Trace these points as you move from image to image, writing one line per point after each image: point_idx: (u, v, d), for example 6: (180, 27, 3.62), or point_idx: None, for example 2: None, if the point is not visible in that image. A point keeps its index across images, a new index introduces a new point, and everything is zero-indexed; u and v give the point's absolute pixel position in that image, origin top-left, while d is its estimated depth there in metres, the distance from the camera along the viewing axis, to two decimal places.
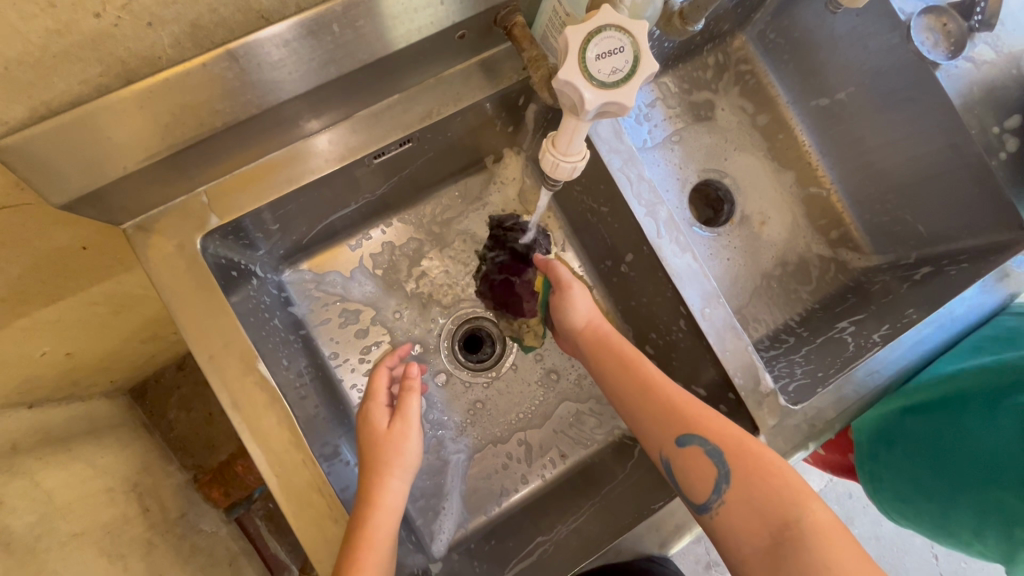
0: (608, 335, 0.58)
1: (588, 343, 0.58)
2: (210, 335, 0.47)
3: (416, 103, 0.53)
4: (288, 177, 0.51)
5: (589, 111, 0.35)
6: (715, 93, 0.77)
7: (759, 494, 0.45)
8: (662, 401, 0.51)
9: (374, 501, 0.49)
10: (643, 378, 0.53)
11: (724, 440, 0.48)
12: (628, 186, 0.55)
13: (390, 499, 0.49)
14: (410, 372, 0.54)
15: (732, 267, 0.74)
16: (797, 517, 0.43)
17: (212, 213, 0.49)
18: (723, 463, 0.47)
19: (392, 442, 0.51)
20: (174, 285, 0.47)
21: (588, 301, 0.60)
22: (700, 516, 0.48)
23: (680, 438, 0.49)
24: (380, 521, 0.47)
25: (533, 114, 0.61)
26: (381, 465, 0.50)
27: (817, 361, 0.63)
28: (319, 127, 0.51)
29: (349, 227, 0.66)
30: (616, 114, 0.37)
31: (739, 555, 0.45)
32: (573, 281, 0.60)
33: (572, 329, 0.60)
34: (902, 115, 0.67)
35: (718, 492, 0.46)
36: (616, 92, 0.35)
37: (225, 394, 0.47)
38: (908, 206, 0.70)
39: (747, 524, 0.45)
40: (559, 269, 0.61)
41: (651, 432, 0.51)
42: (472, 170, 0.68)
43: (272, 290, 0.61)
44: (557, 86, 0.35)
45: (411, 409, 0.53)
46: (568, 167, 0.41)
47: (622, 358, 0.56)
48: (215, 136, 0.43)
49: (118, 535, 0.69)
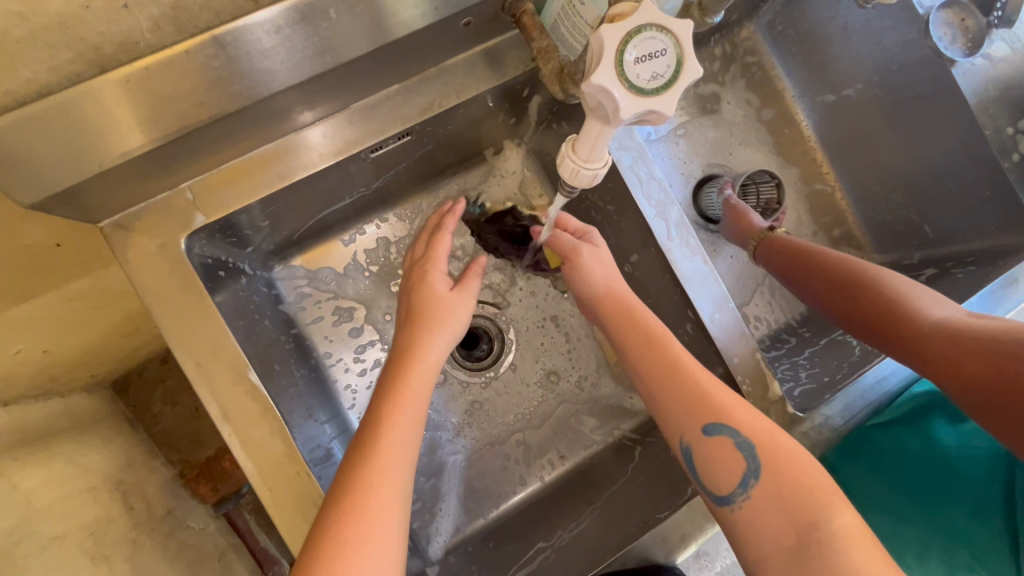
0: (634, 302, 0.53)
1: (606, 308, 0.54)
2: (197, 341, 0.45)
3: (416, 94, 0.50)
4: (279, 172, 0.48)
5: (624, 118, 0.34)
6: (721, 86, 0.74)
7: (789, 490, 0.41)
8: (688, 384, 0.47)
9: (418, 353, 0.47)
10: (669, 357, 0.49)
11: (756, 433, 0.44)
12: (637, 185, 0.53)
13: (432, 356, 0.47)
14: (478, 262, 0.54)
15: (736, 263, 0.73)
16: (829, 520, 0.39)
17: (197, 211, 0.46)
18: (753, 457, 0.44)
19: (439, 304, 0.50)
20: (157, 288, 0.44)
21: (600, 262, 0.54)
22: (720, 509, 0.45)
23: (707, 427, 0.45)
24: (419, 375, 0.46)
25: (537, 106, 0.58)
26: (428, 322, 0.49)
27: (821, 364, 0.62)
28: (314, 119, 0.48)
29: (342, 222, 0.63)
30: (652, 123, 0.35)
31: (757, 552, 0.41)
32: (581, 246, 0.54)
33: (589, 296, 0.55)
34: (914, 112, 0.65)
35: (744, 486, 0.43)
36: (656, 100, 0.33)
37: (213, 403, 0.44)
38: (914, 205, 0.69)
39: (771, 523, 0.41)
40: (563, 238, 0.55)
41: (674, 415, 0.48)
42: (471, 163, 0.66)
43: (262, 288, 0.58)
44: (587, 90, 0.34)
45: (472, 287, 0.52)
46: (588, 174, 0.39)
47: (647, 334, 0.51)
48: (202, 129, 0.39)
49: (102, 535, 0.66)
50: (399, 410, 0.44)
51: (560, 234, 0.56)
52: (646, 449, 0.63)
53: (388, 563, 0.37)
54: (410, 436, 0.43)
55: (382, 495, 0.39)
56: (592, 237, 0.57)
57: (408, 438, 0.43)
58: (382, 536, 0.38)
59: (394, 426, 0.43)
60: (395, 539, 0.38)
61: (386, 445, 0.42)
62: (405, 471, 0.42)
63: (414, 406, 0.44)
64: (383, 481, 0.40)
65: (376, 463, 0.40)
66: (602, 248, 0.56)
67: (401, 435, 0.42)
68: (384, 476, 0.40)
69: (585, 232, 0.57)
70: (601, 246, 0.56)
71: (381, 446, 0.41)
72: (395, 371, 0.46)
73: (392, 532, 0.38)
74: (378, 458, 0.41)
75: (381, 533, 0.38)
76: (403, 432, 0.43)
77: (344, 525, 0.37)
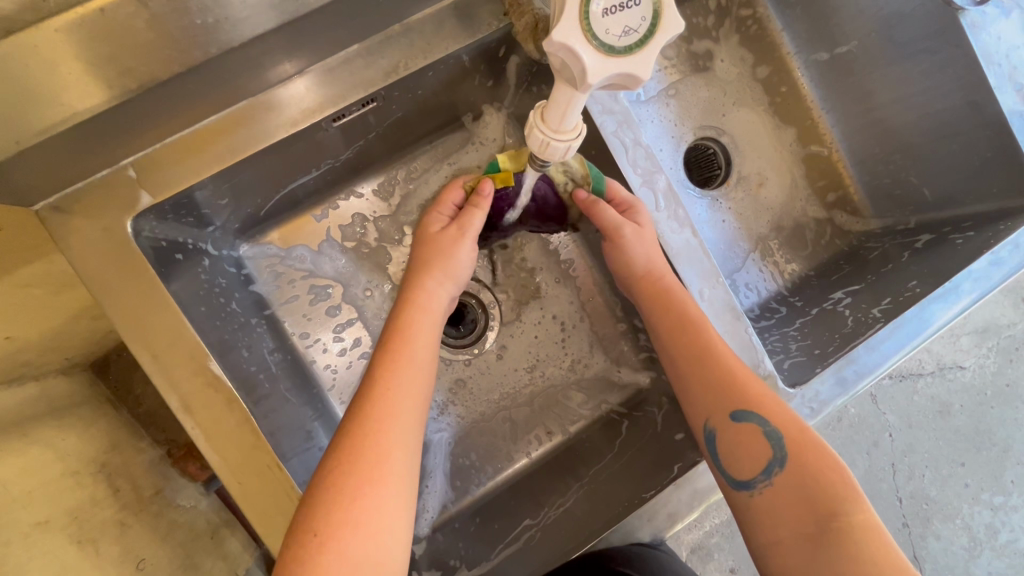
0: (668, 285, 0.51)
1: (639, 282, 0.52)
2: (153, 331, 0.42)
3: (380, 55, 0.46)
4: (234, 145, 0.44)
5: (592, 83, 0.31)
6: (715, 42, 0.70)
7: (814, 482, 0.43)
8: (722, 372, 0.48)
9: (423, 308, 0.49)
10: (701, 342, 0.49)
11: (786, 425, 0.46)
12: (623, 152, 0.50)
13: (436, 311, 0.49)
14: (483, 190, 0.51)
15: (728, 229, 0.70)
16: (847, 511, 0.42)
17: (141, 190, 0.42)
18: (781, 448, 0.45)
19: (447, 251, 0.50)
20: (104, 276, 0.42)
21: (646, 240, 0.51)
22: (735, 492, 0.46)
23: (736, 414, 0.47)
24: (418, 327, 0.48)
25: (515, 68, 0.54)
26: (433, 271, 0.50)
27: (813, 336, 0.60)
28: (294, 71, 0.44)
29: (314, 195, 0.59)
30: (623, 86, 0.32)
31: (770, 534, 0.44)
32: (624, 226, 0.51)
33: (625, 270, 0.53)
34: (918, 67, 0.62)
35: (768, 474, 0.45)
36: (625, 61, 0.30)
37: (175, 396, 0.42)
38: (913, 167, 0.66)
39: (791, 509, 0.43)
40: (605, 213, 0.51)
41: (701, 397, 0.49)
42: (449, 129, 0.62)
43: (229, 268, 0.55)
44: (550, 50, 0.30)
45: (472, 224, 0.50)
46: (560, 147, 0.36)
47: (681, 314, 0.50)
48: (137, 100, 0.36)
49: (87, 520, 0.62)
50: (405, 368, 0.45)
51: (603, 205, 0.52)
52: (634, 423, 0.62)
53: (396, 513, 0.40)
54: (419, 394, 0.45)
55: (387, 452, 0.41)
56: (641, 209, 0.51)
57: (416, 397, 0.45)
58: (391, 486, 0.40)
59: (398, 382, 0.44)
60: (404, 491, 0.41)
61: (392, 400, 0.43)
62: (412, 427, 0.44)
63: (417, 372, 0.46)
64: (388, 441, 0.42)
65: (381, 421, 0.42)
66: (648, 226, 0.51)
67: (408, 391, 0.44)
68: (390, 433, 0.42)
69: (630, 205, 0.51)
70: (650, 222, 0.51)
71: (385, 402, 0.43)
72: (399, 326, 0.47)
73: (400, 485, 0.41)
74: (385, 416, 0.43)
75: (389, 483, 0.40)
76: (407, 388, 0.44)
77: (350, 476, 0.40)
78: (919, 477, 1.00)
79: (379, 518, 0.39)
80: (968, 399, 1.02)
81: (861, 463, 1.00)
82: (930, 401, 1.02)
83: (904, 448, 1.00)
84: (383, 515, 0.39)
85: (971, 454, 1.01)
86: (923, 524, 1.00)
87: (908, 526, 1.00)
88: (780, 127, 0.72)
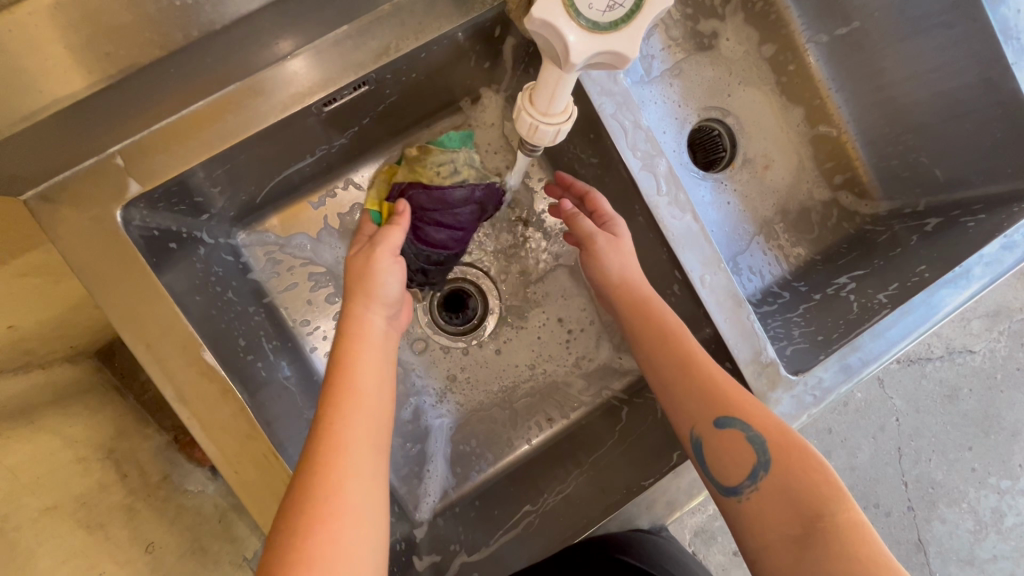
0: (645, 297, 0.52)
1: (619, 297, 0.53)
2: (146, 322, 0.42)
3: (370, 36, 0.45)
4: (222, 131, 0.43)
5: (576, 63, 0.30)
6: (721, 21, 0.68)
7: (801, 487, 0.43)
8: (704, 380, 0.48)
9: (358, 332, 0.46)
10: (683, 351, 0.49)
11: (769, 429, 0.45)
12: (621, 135, 0.49)
13: (373, 335, 0.46)
14: (400, 209, 0.51)
15: (732, 212, 0.69)
16: (831, 510, 0.41)
17: (129, 178, 0.42)
18: (764, 452, 0.45)
19: (366, 272, 0.47)
20: (95, 268, 0.42)
21: (620, 250, 0.53)
22: (726, 499, 0.46)
23: (720, 420, 0.46)
24: (362, 345, 0.45)
25: (511, 50, 0.53)
26: (359, 294, 0.47)
27: (817, 322, 0.59)
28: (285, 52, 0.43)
29: (310, 182, 0.58)
30: (610, 66, 0.31)
31: (761, 539, 0.43)
32: (597, 234, 0.53)
33: (602, 282, 0.55)
34: (931, 44, 0.60)
35: (754, 478, 0.44)
36: (612, 36, 0.29)
37: (169, 386, 0.42)
38: (923, 148, 0.64)
39: (778, 512, 0.43)
40: (581, 222, 0.54)
41: (684, 405, 0.48)
42: (446, 113, 0.60)
43: (226, 257, 0.54)
44: (533, 28, 0.30)
45: (391, 241, 0.49)
46: (549, 130, 0.35)
47: (661, 328, 0.50)
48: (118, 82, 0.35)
49: (97, 504, 0.63)
50: (354, 392, 0.43)
51: (580, 215, 0.54)
52: (634, 410, 0.62)
53: (357, 544, 0.37)
54: (371, 416, 0.43)
55: (340, 482, 0.39)
56: (617, 224, 0.54)
57: (373, 407, 0.43)
58: (350, 515, 0.38)
59: (347, 402, 0.42)
60: (363, 517, 0.38)
61: (339, 431, 0.41)
62: (365, 451, 0.41)
63: (369, 384, 0.44)
64: (337, 470, 0.39)
65: (328, 443, 0.40)
66: (622, 238, 0.53)
67: (359, 408, 0.42)
68: (341, 463, 0.39)
69: (606, 220, 0.54)
70: (625, 234, 0.54)
71: (331, 434, 0.40)
72: (339, 354, 0.45)
73: (357, 513, 0.38)
74: (334, 446, 0.40)
75: (344, 517, 0.38)
76: (356, 406, 0.42)
77: (301, 510, 0.37)
78: (926, 460, 1.00)
79: (336, 548, 0.36)
80: (977, 382, 1.01)
81: (866, 447, 0.99)
82: (938, 384, 1.01)
83: (908, 432, 1.00)
84: (342, 551, 0.36)
85: (978, 437, 1.00)
86: (928, 507, 1.00)
87: (914, 509, 1.00)
88: (787, 107, 0.70)
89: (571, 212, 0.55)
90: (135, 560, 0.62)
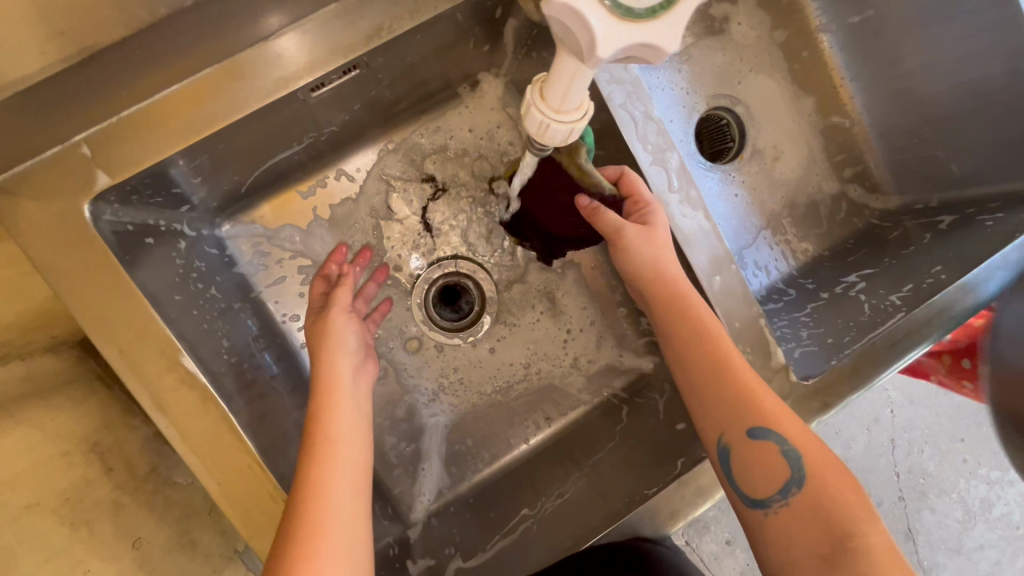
0: (682, 292, 0.47)
1: (650, 288, 0.47)
2: (119, 325, 0.39)
3: (362, 16, 0.41)
4: (199, 120, 0.39)
5: (604, 56, 0.27)
6: (734, 4, 0.65)
7: (832, 505, 0.41)
8: (739, 391, 0.45)
9: (329, 383, 0.46)
10: (720, 357, 0.46)
11: (806, 445, 0.44)
12: (630, 125, 0.46)
13: (344, 381, 0.47)
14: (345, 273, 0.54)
15: (740, 204, 0.66)
16: (864, 534, 0.40)
17: (98, 169, 0.39)
18: (800, 468, 0.43)
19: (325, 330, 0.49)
20: (62, 267, 0.39)
21: (650, 242, 0.46)
22: (749, 511, 0.44)
23: (755, 431, 0.44)
24: (337, 396, 0.45)
25: (513, 31, 0.50)
26: (325, 349, 0.48)
27: (826, 322, 0.57)
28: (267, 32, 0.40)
29: (299, 170, 0.55)
30: (644, 61, 0.28)
31: (785, 555, 0.41)
32: (625, 226, 0.46)
33: (633, 275, 0.49)
34: (955, 32, 0.57)
35: (785, 493, 0.43)
36: (646, 27, 0.26)
37: (146, 394, 0.40)
38: (941, 142, 0.61)
39: (805, 529, 0.41)
40: (605, 217, 0.47)
41: (716, 414, 0.45)
42: (443, 98, 0.57)
43: (209, 250, 0.51)
44: (555, 16, 0.26)
45: (342, 300, 0.51)
46: (561, 129, 0.32)
47: (700, 331, 0.46)
48: None
49: (81, 499, 0.59)
50: (328, 436, 0.43)
51: (603, 210, 0.47)
52: (635, 410, 0.60)
53: None
54: (350, 458, 0.42)
55: (322, 523, 0.38)
56: (651, 212, 0.47)
57: (352, 452, 0.43)
58: (330, 554, 0.37)
59: (327, 452, 0.42)
60: (348, 556, 0.38)
61: (315, 476, 0.40)
62: (346, 491, 0.40)
63: (343, 432, 0.43)
64: (313, 518, 0.38)
65: (308, 489, 0.39)
66: (654, 228, 0.47)
67: (342, 453, 0.42)
68: (323, 507, 0.39)
69: (641, 208, 0.47)
70: (657, 224, 0.47)
71: (307, 482, 0.40)
72: (315, 403, 0.45)
73: (341, 550, 0.38)
74: (313, 490, 0.39)
75: (325, 556, 0.37)
76: (337, 452, 0.42)
77: (278, 558, 0.37)
78: (919, 452, 0.99)
79: None
80: None
81: (861, 439, 0.99)
82: None
83: (903, 425, 0.99)
84: None
85: (972, 430, 1.00)
86: (919, 498, 1.00)
87: (905, 500, 1.00)
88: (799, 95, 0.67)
89: (591, 207, 0.48)
90: (122, 556, 0.60)
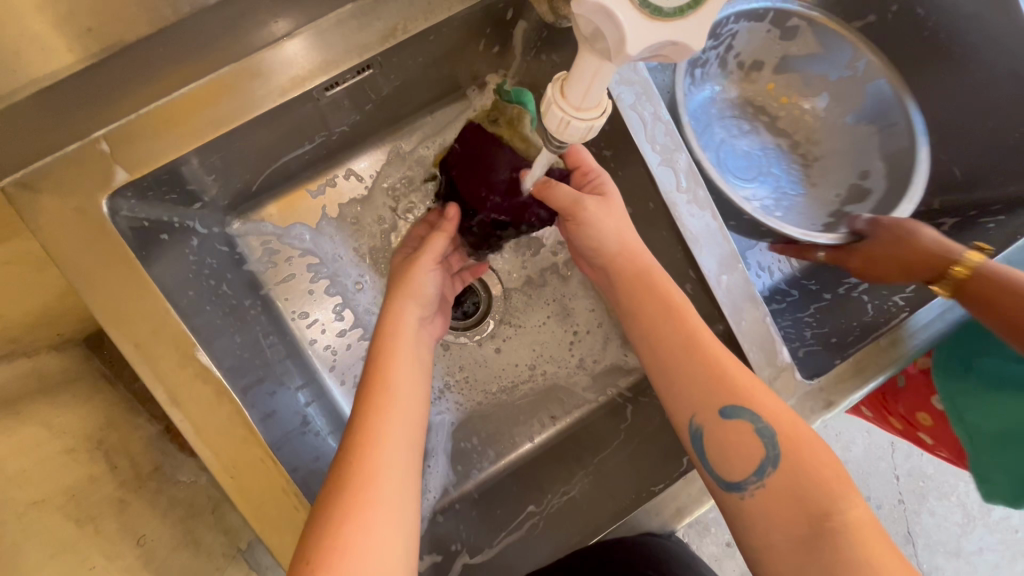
0: (646, 267, 0.49)
1: (619, 274, 0.50)
2: (135, 319, 0.40)
3: (375, 17, 0.42)
4: (215, 117, 0.40)
5: (631, 53, 0.27)
6: None
7: (808, 484, 0.41)
8: (708, 370, 0.45)
9: (393, 331, 0.45)
10: (687, 332, 0.46)
11: (778, 420, 0.43)
12: (640, 127, 0.48)
13: (408, 331, 0.46)
14: (448, 213, 0.51)
15: None
16: (840, 509, 0.40)
17: (116, 165, 0.39)
18: (773, 446, 0.42)
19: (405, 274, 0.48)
20: (79, 262, 0.39)
21: (608, 212, 0.49)
22: (727, 495, 0.43)
23: (726, 410, 0.44)
24: (401, 345, 0.45)
25: (522, 33, 0.50)
26: (399, 293, 0.48)
27: (830, 323, 0.58)
28: (282, 32, 0.40)
29: (309, 169, 0.56)
30: (667, 60, 0.29)
31: (764, 538, 0.41)
32: (584, 198, 0.48)
33: (599, 252, 0.50)
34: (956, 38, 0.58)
35: (760, 474, 0.42)
36: (673, 25, 0.27)
37: (160, 387, 0.40)
38: (942, 145, 0.62)
39: (784, 512, 0.41)
40: (559, 190, 0.48)
41: (687, 394, 0.45)
42: (452, 99, 0.58)
43: (220, 248, 0.52)
44: (585, 12, 0.27)
45: (436, 246, 0.49)
46: (580, 127, 0.32)
47: (668, 306, 0.47)
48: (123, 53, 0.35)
49: (85, 497, 0.59)
50: (389, 384, 0.42)
51: (554, 184, 0.48)
52: (639, 408, 0.60)
53: (388, 536, 0.35)
54: (408, 410, 0.41)
55: (375, 471, 0.37)
56: (602, 183, 0.50)
57: (411, 406, 0.42)
58: (382, 502, 0.36)
59: (386, 401, 0.41)
60: (400, 510, 0.36)
61: (374, 423, 0.39)
62: (401, 444, 0.39)
63: (405, 384, 0.42)
64: (371, 464, 0.37)
65: (366, 435, 0.39)
66: (609, 198, 0.49)
67: (401, 404, 0.41)
68: (378, 455, 0.38)
69: (591, 178, 0.50)
70: (611, 195, 0.50)
71: (366, 429, 0.39)
72: (378, 350, 0.44)
73: (393, 501, 0.36)
74: (371, 436, 0.39)
75: (378, 505, 0.36)
76: (397, 401, 0.41)
77: (333, 499, 0.36)
78: (919, 454, 1.00)
79: (369, 535, 0.34)
80: None
81: (861, 441, 0.99)
82: None
83: None
84: (377, 536, 0.35)
85: None
86: (919, 500, 1.01)
87: (904, 503, 1.00)
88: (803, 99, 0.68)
89: (542, 181, 0.49)
90: (127, 553, 0.60)
